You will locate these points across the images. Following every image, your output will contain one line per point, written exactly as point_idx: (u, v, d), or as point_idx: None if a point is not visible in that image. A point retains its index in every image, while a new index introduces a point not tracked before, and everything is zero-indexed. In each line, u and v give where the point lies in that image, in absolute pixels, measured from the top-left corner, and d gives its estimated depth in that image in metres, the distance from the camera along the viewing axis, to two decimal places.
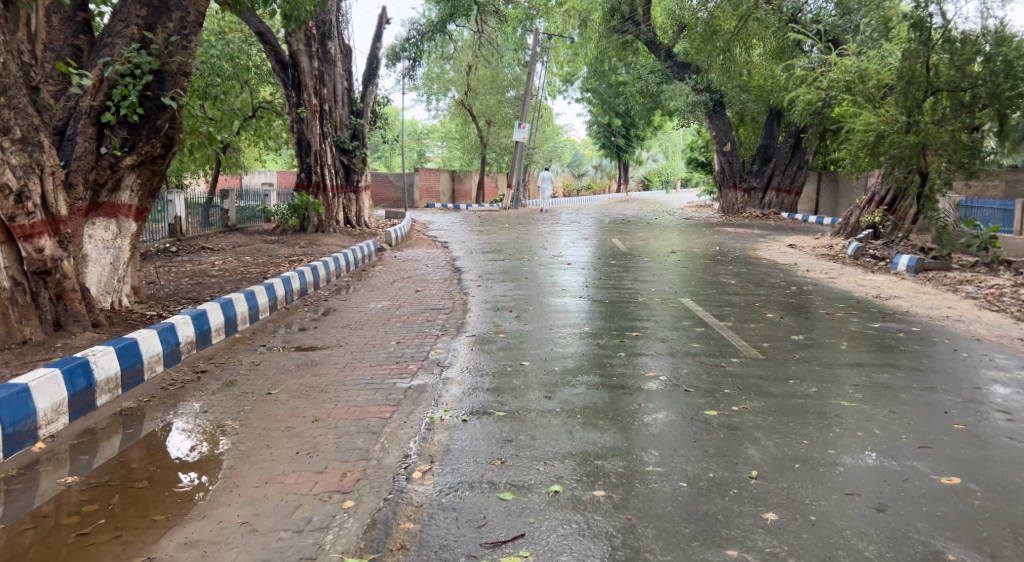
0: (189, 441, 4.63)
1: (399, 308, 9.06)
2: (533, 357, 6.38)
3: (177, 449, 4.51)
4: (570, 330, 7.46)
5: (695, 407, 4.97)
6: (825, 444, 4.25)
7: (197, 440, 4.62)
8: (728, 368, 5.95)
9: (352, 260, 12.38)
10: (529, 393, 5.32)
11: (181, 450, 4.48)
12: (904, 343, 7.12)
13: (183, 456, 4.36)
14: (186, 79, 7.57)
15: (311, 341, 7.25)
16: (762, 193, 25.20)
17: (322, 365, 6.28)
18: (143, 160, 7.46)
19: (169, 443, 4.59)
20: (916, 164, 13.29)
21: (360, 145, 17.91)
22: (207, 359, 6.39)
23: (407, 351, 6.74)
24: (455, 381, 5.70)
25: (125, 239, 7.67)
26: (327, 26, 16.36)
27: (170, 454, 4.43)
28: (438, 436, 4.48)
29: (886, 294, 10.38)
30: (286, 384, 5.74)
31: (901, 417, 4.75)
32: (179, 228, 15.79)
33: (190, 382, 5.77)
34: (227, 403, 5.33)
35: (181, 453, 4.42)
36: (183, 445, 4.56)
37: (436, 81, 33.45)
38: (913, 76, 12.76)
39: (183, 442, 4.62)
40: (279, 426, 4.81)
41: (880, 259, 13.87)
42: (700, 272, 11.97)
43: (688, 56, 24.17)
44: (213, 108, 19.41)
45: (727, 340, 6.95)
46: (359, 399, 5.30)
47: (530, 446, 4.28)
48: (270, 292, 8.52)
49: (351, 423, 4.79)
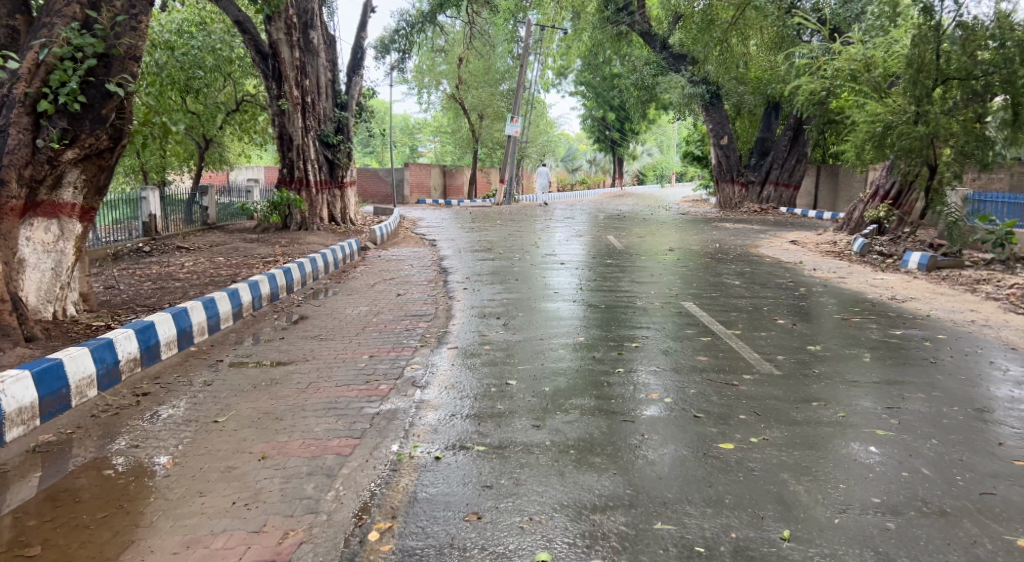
0: (156, 456, 4.29)
1: (377, 314, 8.31)
2: (521, 374, 5.65)
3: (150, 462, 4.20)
4: (563, 340, 6.74)
5: (707, 438, 4.26)
6: (865, 489, 3.56)
7: (164, 457, 4.26)
8: (742, 388, 5.23)
9: (331, 261, 11.60)
10: (513, 421, 4.60)
11: (154, 463, 4.19)
12: (932, 354, 6.43)
13: (151, 472, 4.04)
14: (135, 64, 6.87)
15: (273, 355, 6.50)
16: (761, 186, 24.55)
17: (282, 386, 5.54)
18: (87, 153, 6.73)
19: (135, 459, 4.22)
20: (925, 156, 12.68)
21: (345, 138, 17.13)
22: (152, 379, 5.65)
23: (379, 367, 6.02)
24: (431, 405, 4.98)
25: (68, 242, 6.91)
26: (309, 15, 15.69)
27: (143, 468, 4.12)
28: (404, 481, 3.78)
29: (901, 296, 9.65)
30: (238, 410, 5.00)
31: (951, 450, 4.04)
32: (154, 227, 14.90)
33: (127, 408, 5.03)
34: (162, 435, 4.61)
35: (154, 466, 4.14)
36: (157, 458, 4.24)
37: (427, 74, 32.46)
38: (922, 64, 12.05)
39: (153, 456, 4.29)
40: (218, 466, 4.08)
41: (888, 257, 13.18)
42: (700, 272, 11.25)
43: (683, 46, 23.43)
44: (193, 102, 18.57)
45: (736, 353, 6.23)
46: (318, 430, 4.58)
47: (514, 494, 3.57)
48: (234, 298, 7.75)
49: (304, 462, 4.07)
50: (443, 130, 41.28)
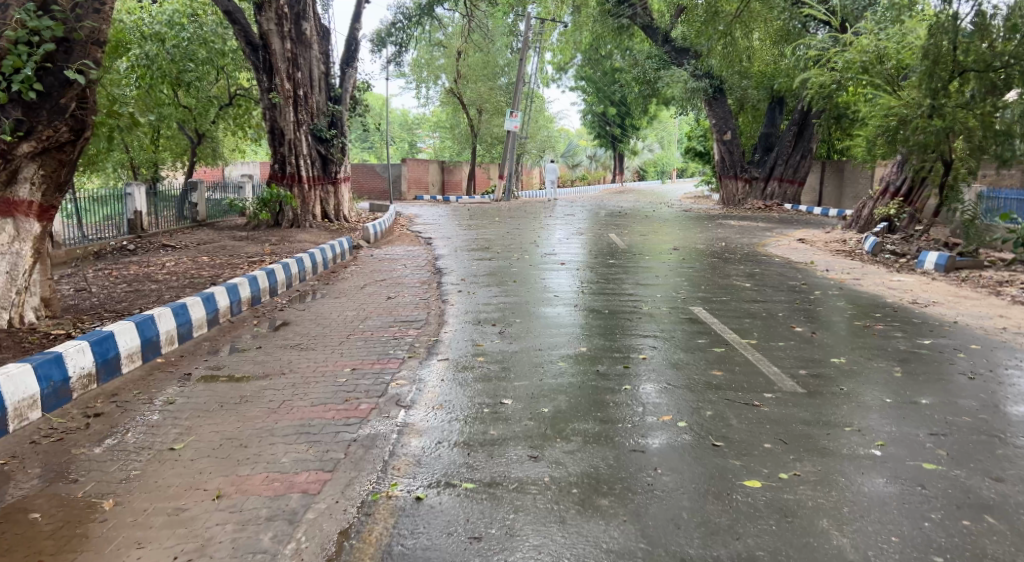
0: (97, 490, 3.75)
1: (365, 320, 7.76)
2: (517, 392, 5.09)
3: (89, 498, 3.66)
4: (563, 351, 6.18)
5: (730, 472, 3.73)
6: (919, 549, 3.04)
7: (107, 492, 3.72)
8: (765, 410, 4.66)
9: (320, 260, 11.04)
10: (508, 451, 4.04)
11: (95, 499, 3.65)
12: (967, 367, 5.86)
13: (87, 514, 3.51)
14: (98, 50, 6.36)
15: (247, 367, 5.92)
16: (764, 182, 23.96)
17: (254, 405, 5.00)
18: (45, 146, 6.17)
19: (74, 496, 3.69)
20: (940, 152, 12.17)
21: (339, 133, 16.37)
22: (109, 396, 5.10)
23: (360, 383, 5.45)
24: (416, 430, 4.43)
25: (25, 243, 6.32)
26: (302, 5, 14.92)
27: (80, 506, 3.59)
28: (378, 532, 3.26)
29: (922, 300, 9.07)
30: (200, 435, 4.46)
31: (1013, 492, 3.51)
32: (140, 224, 14.22)
33: (74, 432, 4.48)
34: (108, 464, 4.05)
35: (93, 504, 3.60)
36: (99, 493, 3.71)
37: (425, 68, 31.81)
38: (939, 56, 11.45)
39: (95, 491, 3.75)
40: (166, 507, 3.54)
41: (901, 256, 12.61)
42: (708, 274, 10.68)
43: (686, 40, 22.85)
44: (184, 96, 17.89)
45: (755, 367, 5.65)
46: (286, 461, 4.03)
47: (506, 553, 3.06)
48: (209, 304, 7.17)
49: (263, 503, 3.53)
50: (441, 125, 40.53)
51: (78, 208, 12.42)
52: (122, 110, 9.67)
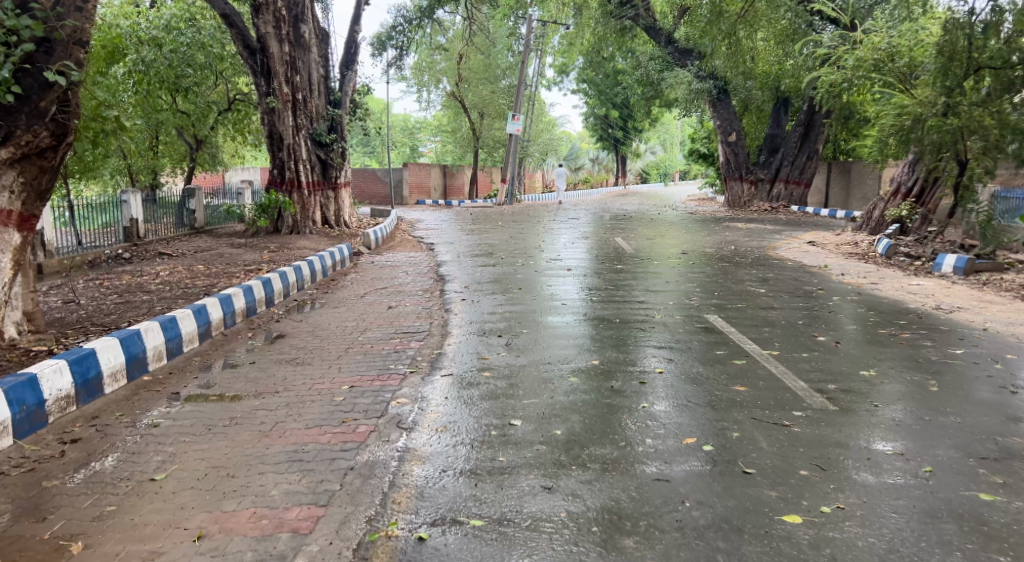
0: (66, 531, 3.41)
1: (365, 332, 7.38)
2: (527, 412, 4.72)
3: (55, 541, 3.32)
4: (574, 365, 5.80)
5: (765, 504, 3.39)
6: None
7: (78, 533, 3.38)
8: (796, 431, 4.30)
9: (319, 268, 10.69)
10: (519, 481, 3.67)
11: (63, 542, 3.31)
12: (1007, 380, 5.48)
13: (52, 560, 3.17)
14: (80, 50, 6.04)
15: (239, 385, 5.56)
16: (770, 184, 23.59)
17: (244, 427, 4.64)
18: (24, 152, 5.83)
19: (39, 539, 3.35)
20: (954, 153, 11.77)
21: (339, 138, 16.03)
22: (89, 419, 4.77)
23: (358, 402, 5.08)
24: (419, 457, 4.07)
25: (4, 255, 5.90)
26: (300, 7, 14.59)
27: (46, 550, 3.25)
28: None
29: (945, 305, 8.69)
30: (184, 462, 4.10)
31: None
32: (136, 232, 13.83)
33: (47, 462, 4.14)
34: (81, 499, 3.71)
35: (59, 548, 3.26)
36: (68, 534, 3.37)
37: (426, 72, 31.51)
38: (954, 52, 10.99)
39: (64, 531, 3.41)
40: (142, 551, 3.21)
41: (916, 259, 12.19)
42: (720, 279, 10.30)
43: (690, 40, 22.52)
44: (182, 101, 17.57)
45: (780, 382, 5.27)
46: (276, 493, 3.69)
47: None
48: (200, 317, 6.80)
49: (248, 546, 3.21)
50: (442, 128, 40.13)
51: (75, 216, 12.11)
52: (112, 114, 9.30)
